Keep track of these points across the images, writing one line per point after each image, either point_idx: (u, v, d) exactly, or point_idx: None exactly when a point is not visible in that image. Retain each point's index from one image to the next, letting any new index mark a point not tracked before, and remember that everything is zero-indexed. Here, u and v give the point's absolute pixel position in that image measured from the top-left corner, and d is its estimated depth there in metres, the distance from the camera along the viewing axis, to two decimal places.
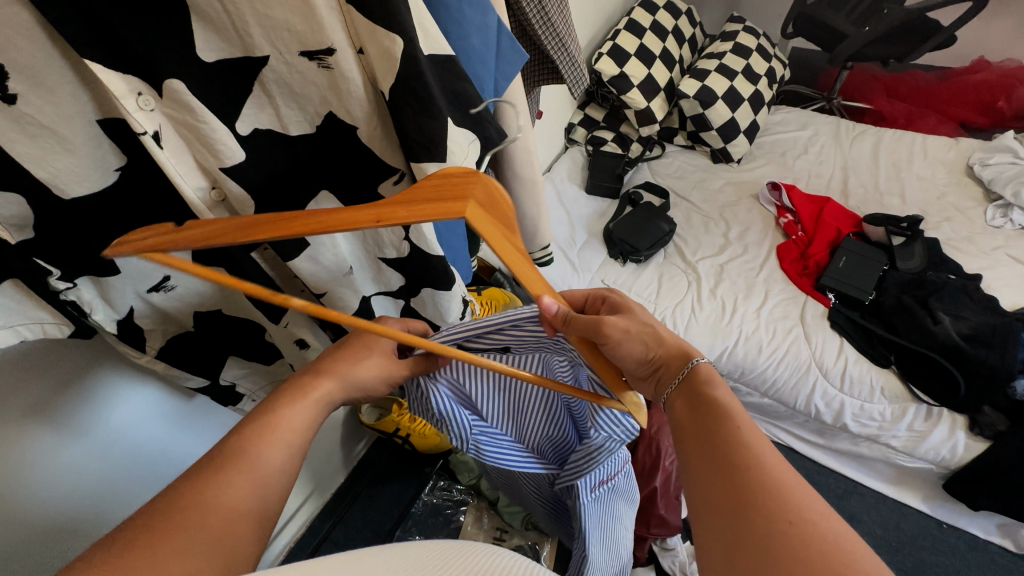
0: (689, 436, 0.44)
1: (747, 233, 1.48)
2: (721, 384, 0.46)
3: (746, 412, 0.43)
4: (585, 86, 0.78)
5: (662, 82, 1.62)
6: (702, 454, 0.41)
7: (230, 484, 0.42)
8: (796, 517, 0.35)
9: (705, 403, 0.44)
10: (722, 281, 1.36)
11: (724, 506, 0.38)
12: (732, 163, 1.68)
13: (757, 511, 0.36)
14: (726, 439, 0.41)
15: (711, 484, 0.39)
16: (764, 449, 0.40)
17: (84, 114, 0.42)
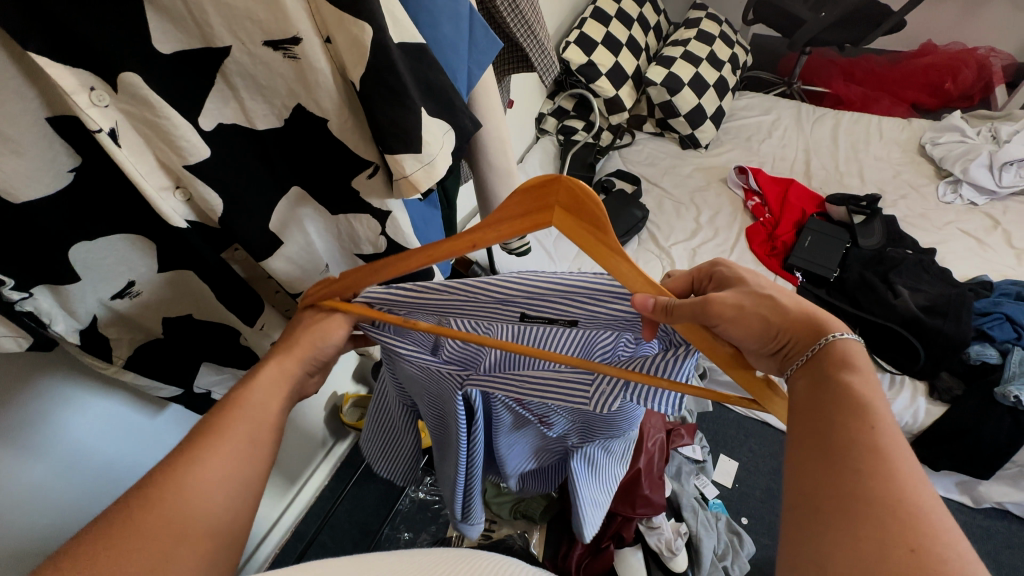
0: (805, 419, 0.39)
1: (718, 217, 1.52)
2: (861, 370, 0.38)
3: (886, 411, 0.36)
4: (556, 74, 0.78)
5: (629, 70, 1.64)
6: (817, 445, 0.37)
7: (204, 476, 0.43)
8: (921, 543, 0.30)
9: (833, 387, 0.38)
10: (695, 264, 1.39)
11: (833, 511, 0.34)
12: (700, 149, 1.72)
13: (871, 527, 0.32)
14: (852, 437, 0.35)
15: (816, 481, 0.35)
16: (902, 461, 0.34)
17: (31, 112, 0.39)
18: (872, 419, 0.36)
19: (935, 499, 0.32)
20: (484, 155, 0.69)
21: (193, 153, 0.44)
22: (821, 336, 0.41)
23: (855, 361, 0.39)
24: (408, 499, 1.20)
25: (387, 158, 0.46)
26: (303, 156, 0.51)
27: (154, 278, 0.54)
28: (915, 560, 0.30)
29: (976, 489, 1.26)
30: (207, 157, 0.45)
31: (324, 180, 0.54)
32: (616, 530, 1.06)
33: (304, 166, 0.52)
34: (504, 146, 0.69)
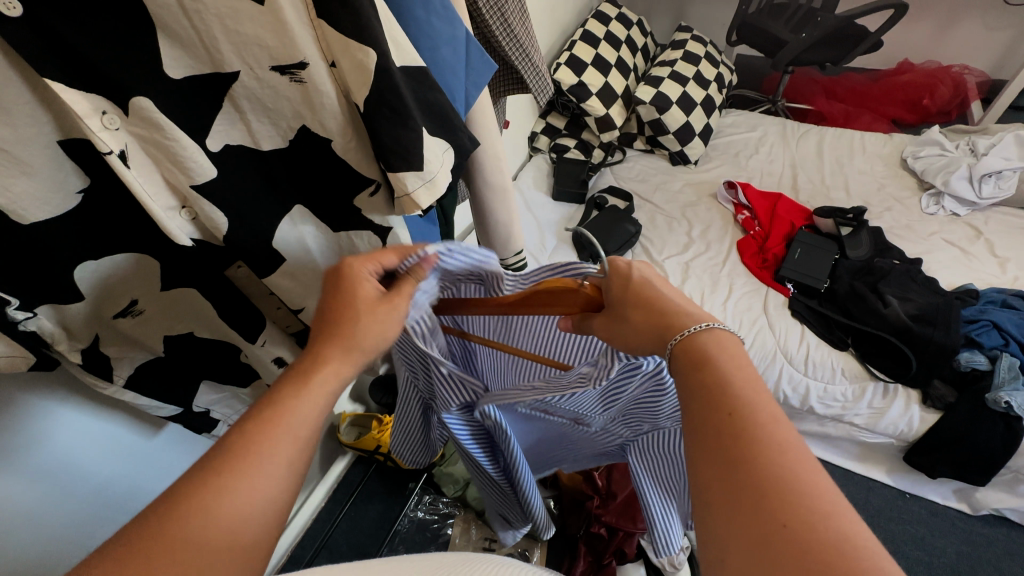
0: (691, 418, 0.41)
1: (709, 231, 1.54)
2: (718, 357, 0.42)
3: (746, 393, 0.39)
4: (549, 94, 0.80)
5: (618, 90, 1.69)
6: (700, 439, 0.39)
7: (247, 495, 0.38)
8: (793, 519, 0.33)
9: (700, 384, 0.41)
10: (688, 278, 1.41)
11: (726, 503, 0.36)
12: (690, 165, 1.76)
13: (759, 515, 0.34)
14: (718, 428, 0.38)
15: (710, 475, 0.38)
16: (766, 442, 0.36)
17: (43, 135, 0.40)
18: (736, 403, 0.39)
19: (814, 480, 0.35)
20: (482, 173, 0.70)
21: (199, 173, 0.45)
22: (673, 337, 0.44)
23: (714, 353, 0.42)
24: (407, 518, 1.18)
25: (391, 176, 0.48)
26: (308, 175, 0.53)
27: (157, 297, 0.54)
28: (799, 537, 0.32)
29: (973, 496, 1.27)
30: (213, 176, 0.46)
31: (327, 198, 0.55)
32: (617, 546, 1.05)
33: (308, 185, 0.54)
34: (500, 163, 0.71)
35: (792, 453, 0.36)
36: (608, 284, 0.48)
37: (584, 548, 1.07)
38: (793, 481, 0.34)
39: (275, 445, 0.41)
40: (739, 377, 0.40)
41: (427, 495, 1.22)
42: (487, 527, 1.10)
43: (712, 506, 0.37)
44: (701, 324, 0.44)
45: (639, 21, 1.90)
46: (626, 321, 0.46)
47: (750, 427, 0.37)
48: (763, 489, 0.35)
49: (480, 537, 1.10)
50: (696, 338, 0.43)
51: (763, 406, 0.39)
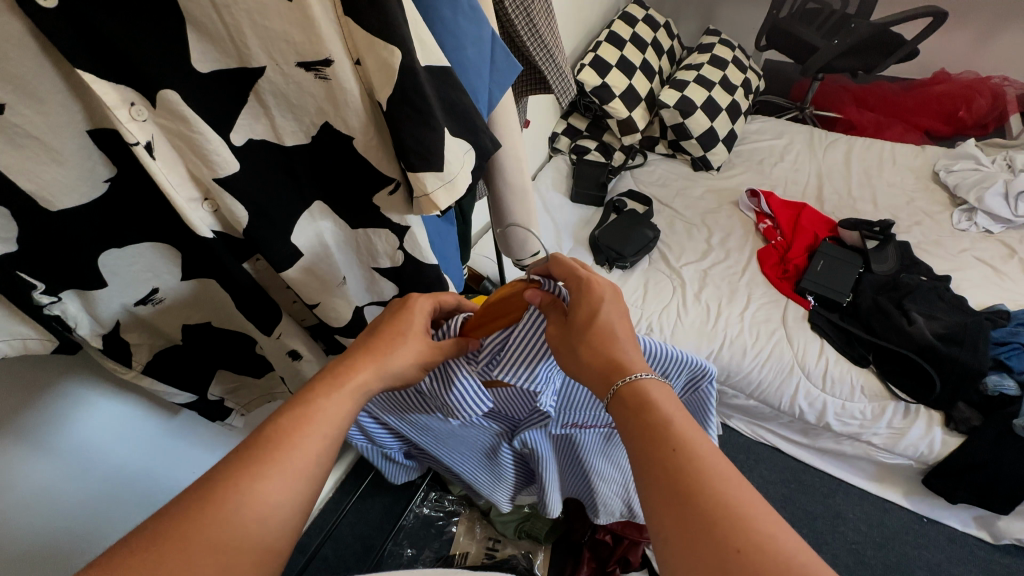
0: (638, 456, 0.41)
1: (729, 238, 1.52)
2: (653, 391, 0.43)
3: (682, 421, 0.41)
4: (572, 96, 0.79)
5: (642, 92, 1.66)
6: (646, 478, 0.39)
7: (274, 479, 0.40)
8: (746, 543, 0.34)
9: (641, 424, 0.41)
10: (706, 285, 1.39)
11: (675, 532, 0.36)
12: (712, 171, 1.73)
13: (712, 541, 0.35)
14: (662, 462, 0.39)
15: (659, 515, 0.38)
16: (711, 465, 0.38)
17: (74, 124, 0.41)
18: (679, 437, 0.39)
19: (759, 501, 0.36)
20: (501, 175, 0.70)
21: (222, 167, 0.45)
22: (612, 385, 0.44)
23: (653, 393, 0.43)
24: (412, 514, 1.19)
25: (409, 176, 0.48)
26: (329, 171, 0.53)
27: (177, 287, 0.55)
28: (748, 561, 0.33)
29: (995, 524, 1.23)
30: (235, 171, 0.47)
31: (347, 195, 0.55)
32: (622, 554, 1.05)
33: (330, 181, 0.54)
34: (520, 165, 0.71)
35: (734, 479, 0.37)
36: (574, 308, 0.49)
37: (587, 554, 1.08)
38: (741, 510, 0.35)
39: (308, 430, 0.43)
40: (679, 410, 0.42)
41: (432, 492, 1.21)
42: (491, 527, 1.12)
43: (662, 546, 0.37)
44: (641, 372, 0.44)
45: (666, 23, 1.88)
46: (575, 351, 0.47)
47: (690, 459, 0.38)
48: (716, 519, 0.35)
49: (483, 536, 1.11)
50: (639, 383, 0.43)
51: (700, 434, 0.40)
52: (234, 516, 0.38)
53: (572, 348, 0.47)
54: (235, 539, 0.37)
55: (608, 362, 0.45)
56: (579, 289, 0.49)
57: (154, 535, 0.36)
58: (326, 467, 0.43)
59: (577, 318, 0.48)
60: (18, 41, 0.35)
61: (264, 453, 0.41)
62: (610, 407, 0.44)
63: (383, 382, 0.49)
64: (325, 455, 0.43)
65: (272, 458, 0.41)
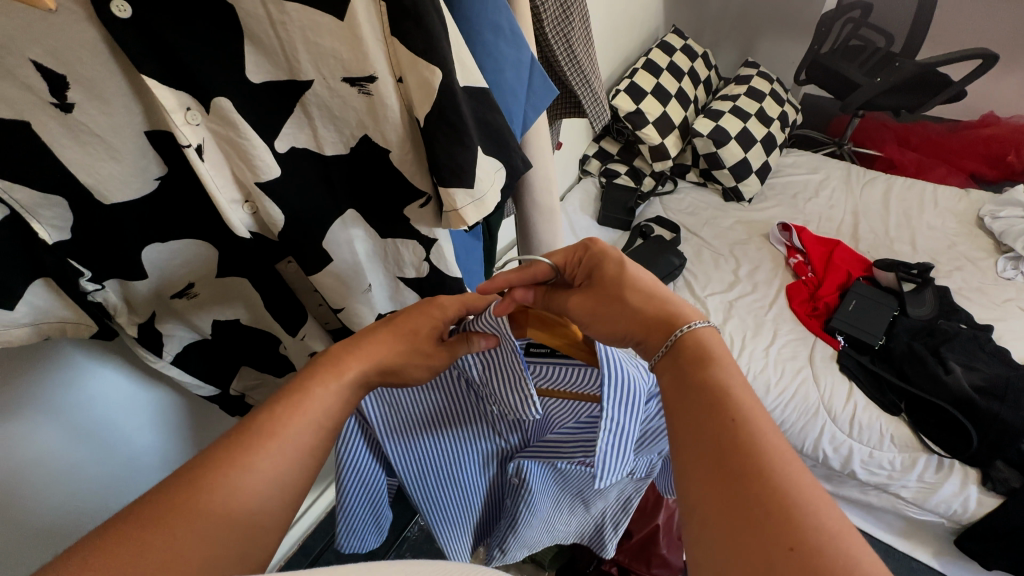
0: (687, 416, 0.41)
1: (757, 271, 1.49)
2: (717, 362, 0.42)
3: (748, 396, 0.39)
4: (606, 121, 0.80)
5: (676, 120, 1.67)
6: (700, 446, 0.38)
7: (264, 463, 0.41)
8: (796, 535, 0.32)
9: (697, 381, 0.42)
10: (731, 318, 1.37)
11: (717, 510, 0.35)
12: (743, 202, 1.71)
13: (758, 525, 0.33)
14: (722, 430, 0.38)
15: (697, 474, 0.38)
16: (772, 444, 0.36)
17: (134, 125, 0.44)
18: (741, 412, 0.38)
19: (820, 494, 0.34)
20: (530, 195, 0.71)
21: (265, 172, 0.47)
22: (674, 332, 0.46)
23: (716, 356, 0.43)
24: (415, 527, 1.19)
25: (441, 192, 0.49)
26: (365, 182, 0.55)
27: (211, 282, 0.57)
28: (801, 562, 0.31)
29: None
30: (276, 176, 0.49)
31: (379, 205, 0.57)
32: None
33: (364, 192, 0.56)
34: (549, 185, 0.72)
35: (788, 455, 0.36)
36: (596, 271, 0.50)
37: None
38: (792, 488, 0.34)
39: (295, 416, 0.44)
40: (736, 374, 0.41)
41: None
42: None
43: (695, 505, 0.37)
44: (695, 322, 0.45)
45: (704, 53, 1.89)
46: (625, 305, 0.48)
47: (751, 437, 0.37)
48: (769, 503, 0.33)
49: None
50: (700, 337, 0.44)
51: (763, 416, 0.38)
52: (223, 499, 0.39)
53: (606, 308, 0.48)
54: (231, 522, 0.38)
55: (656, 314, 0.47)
56: (590, 251, 0.51)
57: (141, 514, 0.36)
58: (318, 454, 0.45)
59: (604, 277, 0.50)
60: (91, 47, 0.38)
61: (252, 439, 0.42)
62: (665, 363, 0.45)
63: (381, 379, 0.50)
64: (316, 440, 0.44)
65: (261, 442, 0.42)
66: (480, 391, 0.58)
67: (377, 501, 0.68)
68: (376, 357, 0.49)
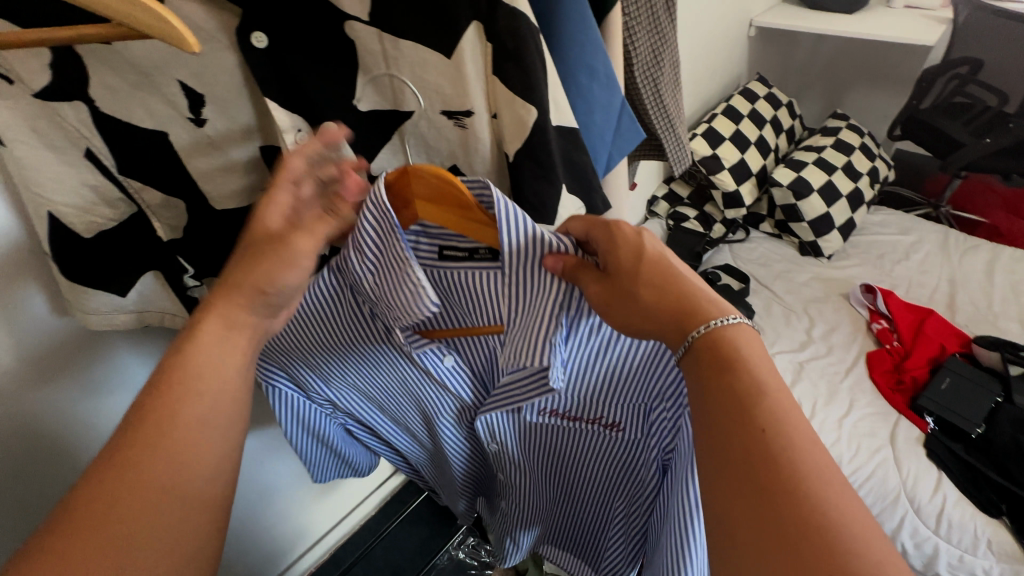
0: (715, 425, 0.37)
1: (833, 333, 1.38)
2: (745, 354, 0.39)
3: (778, 399, 0.36)
4: (686, 166, 0.78)
5: (754, 168, 1.62)
6: (729, 460, 0.36)
7: (167, 456, 0.42)
8: (840, 558, 0.30)
9: (722, 385, 0.38)
10: (801, 380, 1.26)
11: (749, 530, 0.33)
12: (822, 258, 1.61)
13: (797, 552, 0.31)
14: (758, 446, 0.35)
15: (731, 484, 0.35)
16: (812, 456, 0.34)
17: (251, 141, 0.48)
18: (772, 421, 0.35)
19: (863, 511, 0.32)
20: None
21: None
22: (692, 331, 0.41)
23: (742, 353, 0.39)
24: (446, 555, 1.16)
25: None
26: None
27: None
28: None
29: None
30: None
31: None
32: None
33: None
34: None
35: (836, 475, 0.33)
36: (616, 250, 0.44)
37: None
38: (845, 524, 0.31)
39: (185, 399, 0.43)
40: (772, 374, 0.38)
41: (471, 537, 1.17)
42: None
43: (724, 519, 0.35)
44: (722, 319, 0.40)
45: (789, 102, 1.83)
46: (636, 297, 0.43)
47: (785, 451, 0.34)
48: (809, 530, 0.31)
49: None
50: (722, 329, 0.40)
51: (801, 426, 0.35)
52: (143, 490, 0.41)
53: (628, 298, 0.43)
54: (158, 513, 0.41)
55: (675, 300, 0.42)
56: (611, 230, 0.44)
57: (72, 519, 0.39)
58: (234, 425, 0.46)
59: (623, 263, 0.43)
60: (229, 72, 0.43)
61: (149, 424, 0.42)
62: (683, 357, 0.41)
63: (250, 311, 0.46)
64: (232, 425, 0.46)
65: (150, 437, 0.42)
66: (375, 308, 0.54)
67: (330, 441, 0.71)
68: (253, 277, 0.44)
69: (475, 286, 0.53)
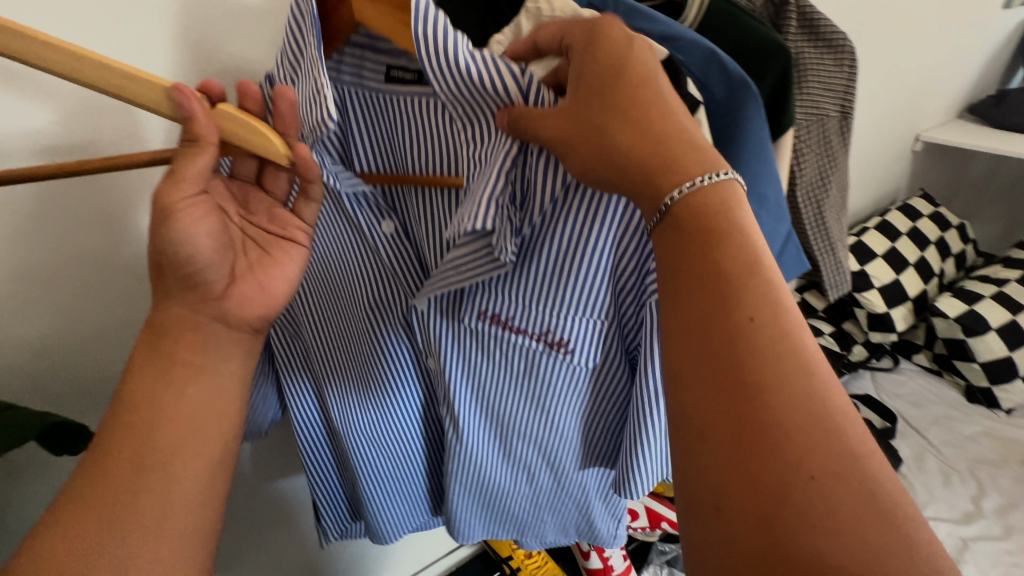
0: (692, 319, 0.36)
1: (1011, 510, 1.12)
2: (726, 215, 0.37)
3: (756, 276, 0.35)
4: (843, 291, 0.72)
5: (911, 291, 1.44)
6: (703, 363, 0.35)
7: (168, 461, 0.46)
8: (813, 451, 0.31)
9: (702, 258, 0.36)
10: (964, 563, 1.02)
11: (723, 429, 0.33)
12: (996, 411, 1.34)
13: (765, 453, 0.31)
14: (738, 347, 0.34)
15: (703, 391, 0.34)
16: (797, 348, 0.33)
17: None
18: (755, 310, 0.34)
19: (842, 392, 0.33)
20: None
21: None
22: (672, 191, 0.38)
23: (723, 221, 0.37)
24: None
25: None
26: None
27: None
28: (822, 488, 0.30)
29: None
30: None
31: None
32: None
33: None
34: None
35: (816, 366, 0.33)
36: (595, 58, 0.39)
37: None
38: (838, 417, 0.32)
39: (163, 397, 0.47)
40: (755, 238, 0.37)
41: None
42: None
43: (689, 416, 0.35)
44: (708, 177, 0.37)
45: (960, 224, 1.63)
46: (606, 126, 0.38)
47: (761, 342, 0.33)
48: (790, 438, 0.31)
49: None
50: (713, 184, 0.37)
51: (781, 313, 0.34)
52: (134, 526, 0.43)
53: (601, 147, 0.38)
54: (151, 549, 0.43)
55: (654, 140, 0.38)
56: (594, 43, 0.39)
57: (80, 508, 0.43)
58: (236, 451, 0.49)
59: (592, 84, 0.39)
60: None
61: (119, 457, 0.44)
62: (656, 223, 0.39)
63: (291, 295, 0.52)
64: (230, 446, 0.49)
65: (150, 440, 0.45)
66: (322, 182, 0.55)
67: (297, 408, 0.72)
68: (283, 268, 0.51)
69: (425, 134, 0.54)
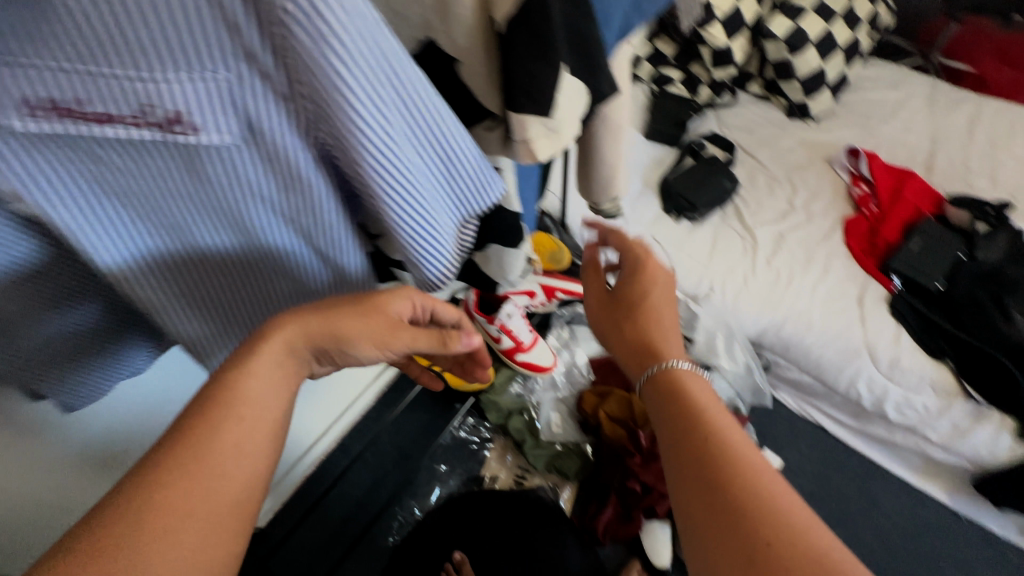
0: (687, 455, 0.50)
1: (814, 201, 1.38)
2: (692, 384, 0.56)
3: (700, 410, 0.53)
4: (698, 16, 0.68)
5: (749, 18, 1.44)
6: (680, 467, 0.50)
7: (192, 489, 0.42)
8: (767, 504, 0.45)
9: (690, 427, 0.52)
10: (780, 251, 1.29)
11: (702, 494, 0.48)
12: (810, 122, 1.54)
13: (726, 498, 0.46)
14: (707, 442, 0.49)
15: (700, 498, 0.48)
16: (753, 456, 0.48)
17: None
18: (700, 416, 0.52)
19: (740, 438, 0.50)
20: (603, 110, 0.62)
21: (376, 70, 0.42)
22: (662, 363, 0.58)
23: (699, 399, 0.54)
24: (451, 434, 1.28)
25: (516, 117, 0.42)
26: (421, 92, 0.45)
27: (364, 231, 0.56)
28: (750, 521, 0.44)
29: None
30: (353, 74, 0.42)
31: None
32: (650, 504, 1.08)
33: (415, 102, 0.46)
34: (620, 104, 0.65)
35: (767, 484, 0.46)
36: None
37: (615, 497, 1.12)
38: (781, 501, 0.45)
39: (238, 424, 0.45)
40: (703, 385, 0.56)
41: (471, 417, 1.29)
42: (521, 458, 1.25)
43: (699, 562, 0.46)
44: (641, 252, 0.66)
45: None
46: None
47: (722, 446, 0.49)
48: (753, 506, 0.45)
49: (513, 464, 1.25)
50: (675, 370, 0.57)
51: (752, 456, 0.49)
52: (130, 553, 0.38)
53: None
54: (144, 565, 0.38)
55: None
56: None
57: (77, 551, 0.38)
58: (257, 455, 0.46)
59: None
60: None
61: (185, 462, 0.42)
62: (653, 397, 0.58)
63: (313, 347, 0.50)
64: (246, 453, 0.45)
65: (188, 474, 0.42)
66: None
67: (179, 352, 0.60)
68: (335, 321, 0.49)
69: None
